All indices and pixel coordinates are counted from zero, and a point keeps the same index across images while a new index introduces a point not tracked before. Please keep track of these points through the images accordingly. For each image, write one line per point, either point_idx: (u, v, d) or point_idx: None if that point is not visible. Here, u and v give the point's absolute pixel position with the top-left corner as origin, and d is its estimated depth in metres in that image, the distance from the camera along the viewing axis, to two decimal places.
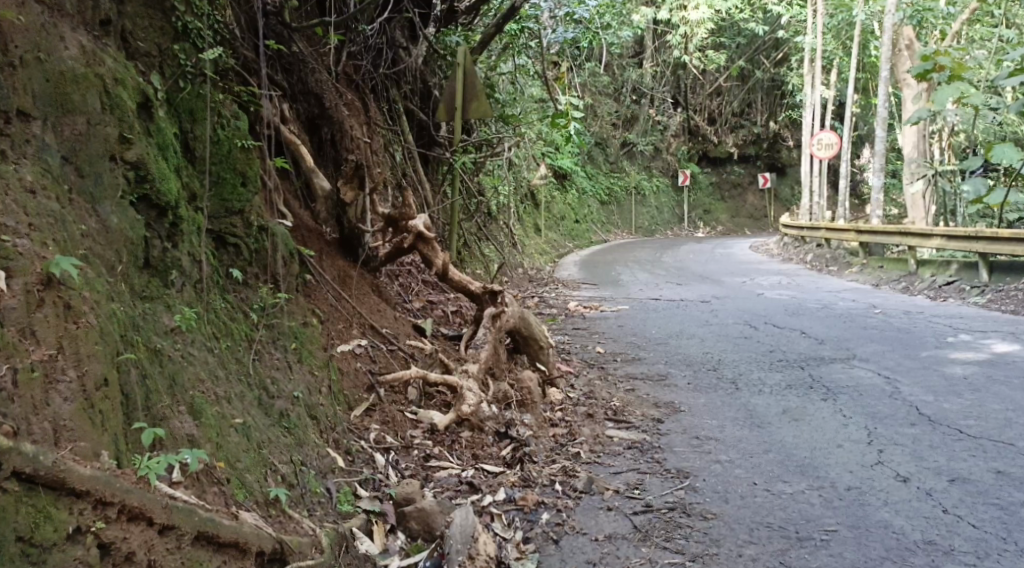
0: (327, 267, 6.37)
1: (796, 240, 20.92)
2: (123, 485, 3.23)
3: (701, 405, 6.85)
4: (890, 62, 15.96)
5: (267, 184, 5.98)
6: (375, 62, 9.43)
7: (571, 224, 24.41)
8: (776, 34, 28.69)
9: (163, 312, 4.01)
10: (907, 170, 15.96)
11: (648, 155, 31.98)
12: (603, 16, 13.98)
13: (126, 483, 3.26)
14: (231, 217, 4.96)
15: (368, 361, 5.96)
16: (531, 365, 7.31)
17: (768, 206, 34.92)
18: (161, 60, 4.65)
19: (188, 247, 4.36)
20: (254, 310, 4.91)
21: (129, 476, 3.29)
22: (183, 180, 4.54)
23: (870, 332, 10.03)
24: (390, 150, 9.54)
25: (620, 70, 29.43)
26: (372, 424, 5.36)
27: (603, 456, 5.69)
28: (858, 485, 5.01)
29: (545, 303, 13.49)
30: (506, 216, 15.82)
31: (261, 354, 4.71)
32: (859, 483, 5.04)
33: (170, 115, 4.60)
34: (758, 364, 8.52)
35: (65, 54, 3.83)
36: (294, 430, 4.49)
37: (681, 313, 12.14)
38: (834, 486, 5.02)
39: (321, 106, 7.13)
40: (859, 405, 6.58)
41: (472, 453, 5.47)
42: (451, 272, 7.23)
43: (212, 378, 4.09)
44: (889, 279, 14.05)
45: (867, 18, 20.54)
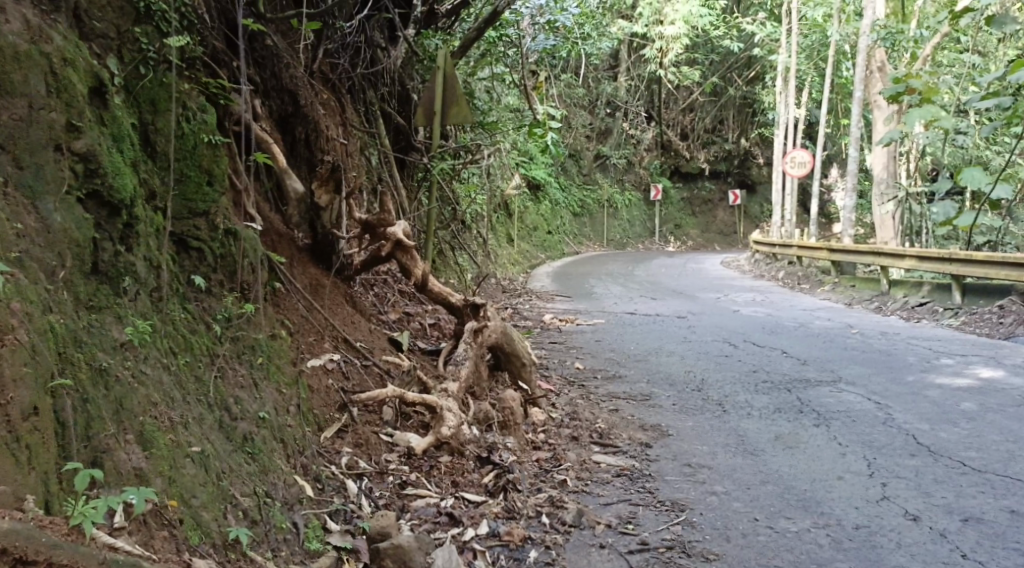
0: (297, 276, 5.95)
1: (768, 257, 20.65)
2: (50, 540, 2.81)
3: (688, 428, 6.48)
4: (863, 83, 15.79)
5: (235, 185, 5.55)
6: (353, 61, 9.01)
7: (544, 235, 24.04)
8: (751, 52, 28.52)
9: (113, 323, 3.59)
10: (876, 191, 15.71)
11: (622, 168, 31.75)
12: (582, 26, 13.62)
13: (54, 534, 2.87)
14: (195, 219, 4.54)
15: (340, 377, 5.54)
16: (513, 384, 6.92)
17: (738, 223, 34.78)
18: (119, 44, 4.26)
19: (145, 251, 3.93)
20: (216, 322, 4.48)
21: (59, 527, 2.90)
22: (141, 177, 4.11)
23: (851, 353, 9.72)
24: (365, 154, 9.09)
25: (595, 82, 29.05)
26: (344, 447, 4.96)
27: (591, 484, 5.31)
28: (867, 524, 4.66)
29: (519, 315, 13.09)
30: (479, 226, 15.41)
31: (224, 371, 4.27)
32: (867, 521, 4.69)
33: (127, 105, 4.19)
34: (743, 384, 8.17)
35: (5, 29, 3.48)
36: (257, 457, 4.06)
37: (659, 329, 11.78)
38: (840, 524, 4.67)
39: (296, 104, 6.69)
40: (853, 432, 6.23)
41: (451, 480, 5.07)
42: (430, 283, 6.81)
43: (168, 400, 3.66)
44: (861, 299, 13.80)
45: (843, 38, 20.31)
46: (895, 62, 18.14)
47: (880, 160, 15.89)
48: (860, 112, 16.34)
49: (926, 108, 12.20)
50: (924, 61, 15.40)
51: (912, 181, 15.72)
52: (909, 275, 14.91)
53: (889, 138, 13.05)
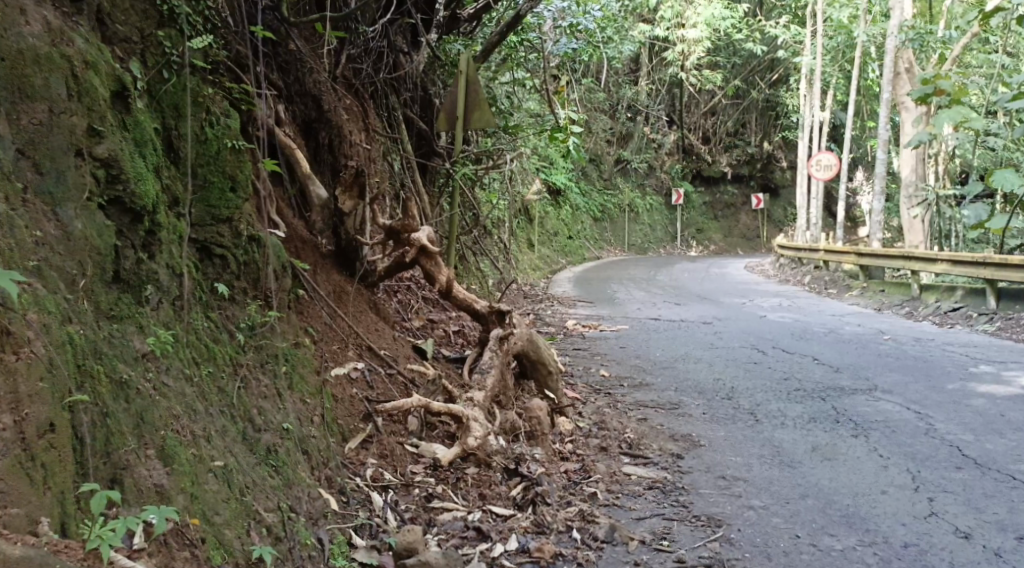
0: (320, 283, 5.87)
1: (793, 261, 20.42)
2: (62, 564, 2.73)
3: (721, 438, 6.33)
4: (891, 84, 15.62)
5: (259, 191, 5.48)
6: (376, 66, 8.92)
7: (564, 240, 23.90)
8: (775, 54, 28.25)
9: (135, 333, 3.50)
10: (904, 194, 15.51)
11: (642, 173, 31.57)
12: (604, 29, 13.49)
13: (69, 560, 2.79)
14: (219, 225, 4.46)
15: (365, 387, 5.44)
16: (539, 392, 6.80)
17: (761, 227, 34.50)
18: (142, 47, 4.16)
19: (167, 258, 3.83)
20: (239, 331, 4.40)
21: (74, 552, 2.83)
22: (164, 182, 4.02)
23: (886, 360, 9.52)
24: (387, 159, 9.00)
25: (615, 87, 28.71)
26: (368, 458, 4.86)
27: (622, 497, 5.20)
28: (917, 542, 4.51)
29: (541, 321, 12.94)
30: (500, 231, 15.29)
31: (248, 381, 4.18)
32: (916, 539, 4.53)
33: (150, 111, 4.10)
34: (775, 393, 7.98)
35: (26, 30, 3.38)
36: (282, 470, 3.95)
37: (684, 335, 11.61)
38: (888, 542, 4.52)
39: (319, 109, 6.60)
40: (894, 443, 6.07)
41: (479, 492, 4.96)
42: (455, 289, 6.70)
43: (191, 412, 3.56)
44: (891, 304, 13.59)
45: (870, 40, 20.08)
46: (922, 63, 17.88)
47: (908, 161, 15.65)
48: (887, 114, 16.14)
49: (955, 110, 11.97)
50: (953, 61, 15.19)
51: (941, 183, 15.50)
52: (939, 279, 14.68)
53: (918, 140, 12.84)
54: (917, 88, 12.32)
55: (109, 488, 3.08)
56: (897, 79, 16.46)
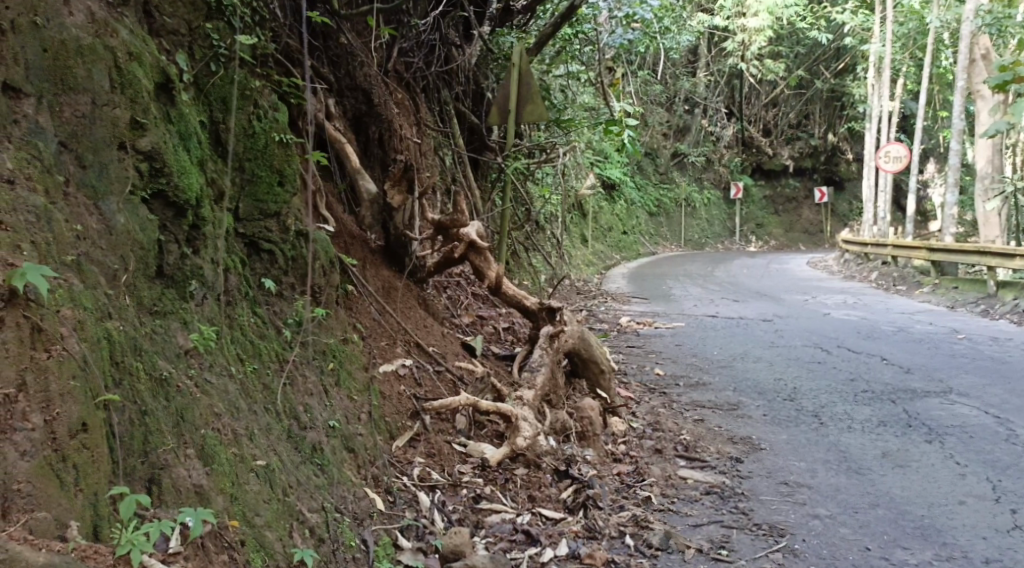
0: (369, 279, 5.82)
1: (858, 256, 19.98)
2: None
3: (783, 443, 6.25)
4: (966, 72, 15.27)
5: (308, 186, 5.44)
6: (428, 60, 8.86)
7: (619, 235, 23.69)
8: (840, 43, 27.65)
9: (178, 329, 3.47)
10: (979, 186, 15.12)
11: (699, 167, 31.18)
12: (662, 19, 13.27)
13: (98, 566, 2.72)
14: (266, 220, 4.41)
15: (413, 384, 5.38)
16: (591, 392, 6.68)
17: (824, 221, 33.88)
18: (190, 40, 4.12)
19: (211, 253, 3.79)
20: (285, 327, 4.35)
21: (104, 557, 2.76)
22: (210, 177, 3.98)
23: (960, 361, 9.25)
24: (438, 154, 8.94)
25: (673, 79, 28.41)
26: (415, 457, 4.79)
27: (677, 502, 5.24)
28: (997, 556, 4.58)
29: (595, 317, 12.80)
30: (554, 225, 15.17)
31: (295, 379, 4.12)
32: (997, 553, 4.61)
33: (198, 105, 4.07)
34: (840, 395, 7.76)
35: (69, 21, 3.34)
36: (327, 468, 3.90)
37: (743, 333, 11.39)
38: (967, 556, 4.60)
39: (369, 102, 6.54)
40: (971, 450, 6.04)
41: (528, 495, 4.87)
42: (504, 285, 6.60)
43: (234, 409, 3.52)
44: (965, 302, 13.23)
45: (942, 27, 19.53)
46: (999, 49, 17.43)
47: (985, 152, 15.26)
48: (962, 103, 15.76)
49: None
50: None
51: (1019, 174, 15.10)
52: (1016, 275, 14.27)
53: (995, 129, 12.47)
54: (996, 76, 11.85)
55: (147, 489, 3.03)
56: (973, 66, 16.09)
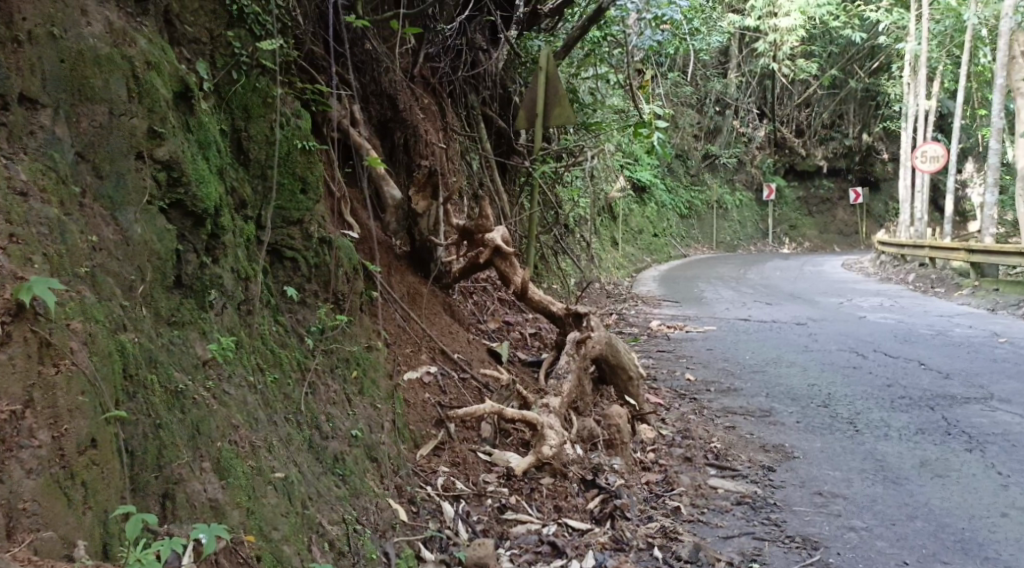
0: (394, 285, 5.79)
1: (895, 258, 19.70)
2: None
3: (817, 450, 6.15)
4: (1005, 69, 15.08)
5: (332, 193, 5.42)
6: (455, 64, 8.83)
7: (650, 238, 23.57)
8: (874, 42, 27.35)
9: (196, 338, 3.46)
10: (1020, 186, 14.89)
11: (731, 168, 30.95)
12: (692, 21, 13.16)
13: None
14: (289, 227, 4.39)
15: (438, 392, 5.33)
16: (619, 399, 6.60)
17: (860, 222, 33.51)
18: (211, 49, 4.11)
19: (231, 262, 3.78)
20: (309, 335, 4.32)
21: None
22: (231, 185, 3.96)
23: (1002, 366, 9.06)
24: (465, 159, 8.92)
25: (704, 81, 28.23)
26: (440, 466, 4.75)
27: (708, 513, 5.16)
28: None
29: (625, 321, 12.72)
30: (584, 228, 15.10)
31: (316, 387, 4.08)
32: None
33: (218, 113, 4.04)
34: (877, 401, 7.64)
35: (86, 31, 3.33)
36: (348, 480, 3.87)
37: (777, 336, 11.26)
38: None
39: (395, 108, 6.52)
40: (1014, 460, 5.93)
41: (554, 505, 4.81)
42: (531, 291, 6.54)
43: (252, 421, 3.49)
44: (1005, 304, 13.00)
45: (980, 24, 19.26)
46: None
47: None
48: (1001, 101, 15.52)
49: None
50: None
51: None
52: None
53: None
54: None
55: (161, 503, 3.01)
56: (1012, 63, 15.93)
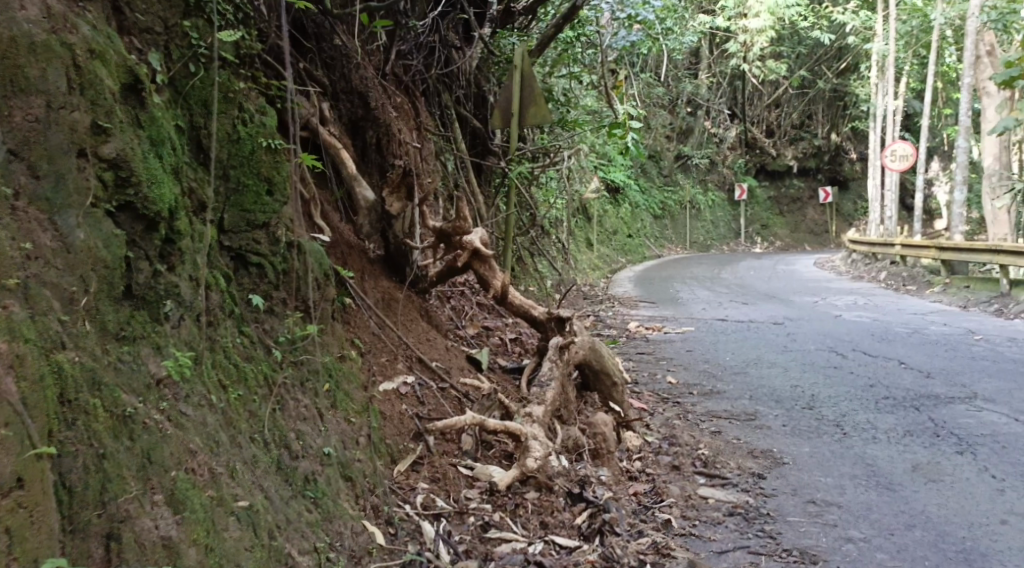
0: (368, 291, 5.54)
1: (867, 256, 19.64)
2: None
3: (806, 456, 5.93)
4: (974, 68, 15.17)
5: (302, 195, 5.16)
6: (427, 62, 8.58)
7: (624, 238, 23.37)
8: (842, 42, 27.41)
9: (149, 354, 3.19)
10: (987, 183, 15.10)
11: (704, 169, 30.88)
12: (664, 21, 13.00)
13: None
14: (254, 231, 4.12)
15: (415, 403, 5.05)
16: (603, 405, 6.37)
17: (829, 221, 33.69)
18: (166, 39, 3.79)
19: (190, 269, 3.50)
20: (277, 347, 4.08)
21: None
22: (188, 186, 3.68)
23: (982, 365, 8.92)
24: (440, 158, 8.67)
25: (675, 81, 28.08)
26: (419, 483, 4.49)
27: (700, 525, 4.92)
28: None
29: (603, 323, 12.48)
30: (558, 230, 14.85)
31: (284, 403, 3.80)
32: None
33: (173, 108, 3.75)
34: (861, 402, 7.46)
35: (20, 15, 3.05)
36: (321, 503, 3.60)
37: (755, 336, 11.08)
38: None
39: (366, 106, 6.23)
40: (1005, 462, 5.73)
41: (540, 521, 4.56)
42: (511, 295, 6.29)
43: (213, 445, 3.23)
44: (977, 301, 12.95)
45: (945, 24, 19.35)
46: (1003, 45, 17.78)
47: (990, 148, 15.92)
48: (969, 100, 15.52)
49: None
50: None
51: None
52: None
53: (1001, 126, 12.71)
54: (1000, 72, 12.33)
55: (105, 545, 2.72)
56: (978, 63, 16.37)
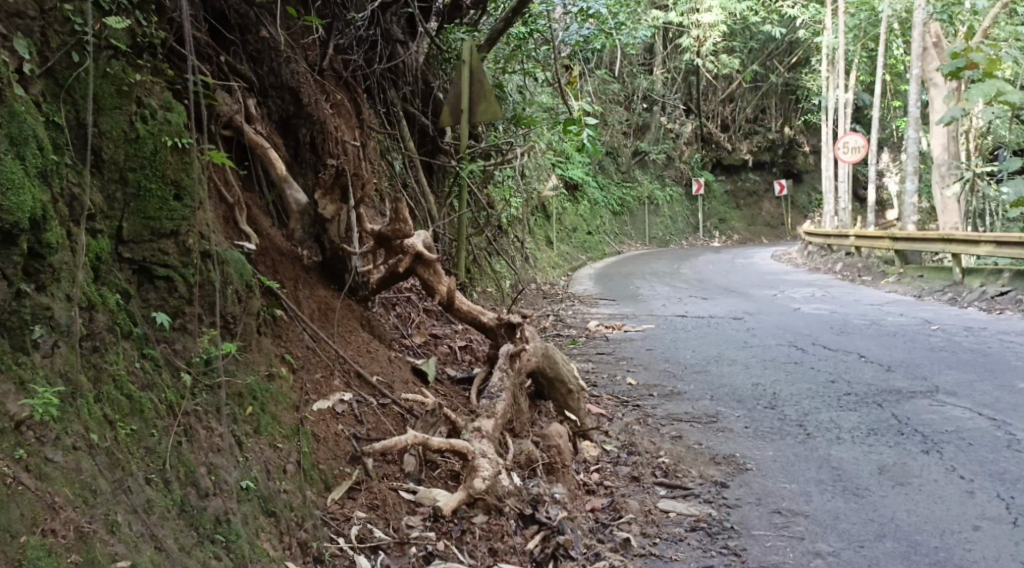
0: (301, 301, 5.10)
1: (822, 248, 19.50)
2: None
3: (770, 461, 5.58)
4: (921, 59, 15.07)
5: (224, 199, 4.72)
6: (369, 57, 8.13)
7: (584, 236, 23.06)
8: (793, 35, 27.35)
9: (10, 392, 2.88)
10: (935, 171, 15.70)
11: (661, 164, 30.61)
12: (615, 16, 12.66)
13: None
14: (158, 241, 3.70)
15: (353, 422, 4.62)
16: (559, 415, 6.00)
17: (785, 214, 34.00)
18: (43, 25, 3.39)
19: (64, 289, 3.16)
20: (189, 368, 3.65)
21: None
22: (66, 189, 3.27)
23: (940, 356, 8.67)
24: (385, 158, 8.26)
25: (630, 77, 27.78)
26: (356, 512, 4.08)
27: (661, 542, 4.55)
28: None
29: (562, 323, 12.12)
30: (516, 230, 14.47)
31: (192, 432, 3.46)
32: None
33: (52, 102, 3.34)
34: (823, 399, 7.15)
35: None
36: (232, 547, 3.28)
37: (715, 332, 10.79)
38: None
39: (297, 103, 5.78)
40: (973, 459, 5.39)
41: (489, 548, 4.18)
42: (458, 302, 5.92)
43: (86, 495, 2.89)
44: (931, 290, 12.81)
45: (892, 15, 19.24)
46: (951, 37, 17.92)
47: (938, 139, 15.81)
48: (918, 91, 15.36)
49: (989, 83, 11.95)
50: (982, 34, 15.16)
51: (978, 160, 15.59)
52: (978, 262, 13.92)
53: (951, 115, 12.99)
54: (949, 62, 12.45)
55: None
56: (925, 54, 16.28)
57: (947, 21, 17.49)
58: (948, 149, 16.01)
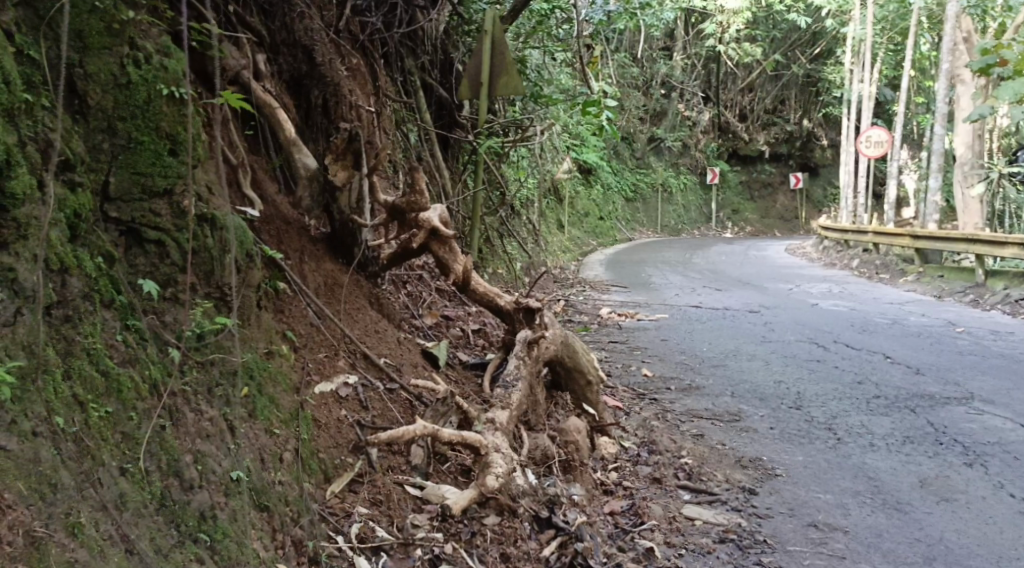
0: (307, 274, 4.72)
1: (838, 243, 19.04)
2: None
3: (801, 467, 5.20)
4: (951, 55, 14.56)
5: (227, 159, 4.33)
6: (389, 22, 7.69)
7: (595, 221, 22.66)
8: (818, 25, 26.74)
9: None
10: (957, 170, 15.28)
11: (676, 152, 30.30)
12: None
13: None
14: (149, 200, 3.35)
15: (357, 408, 4.25)
16: (576, 408, 5.63)
17: (800, 208, 33.39)
18: None
19: (29, 252, 2.85)
20: (178, 343, 3.29)
21: None
22: (37, 134, 2.98)
23: (970, 360, 8.25)
24: (400, 129, 7.87)
25: (650, 62, 27.26)
26: (357, 507, 3.71)
27: (686, 554, 4.20)
28: None
29: (574, 308, 11.73)
30: (530, 212, 14.04)
31: (177, 416, 3.14)
32: None
33: (27, 33, 3.04)
34: (851, 401, 6.77)
35: None
36: (217, 548, 3.00)
37: (731, 325, 10.40)
38: None
39: (311, 62, 5.28)
40: (1021, 476, 5.01)
41: (500, 553, 3.82)
42: (474, 283, 5.52)
43: (44, 491, 2.60)
44: (952, 290, 12.38)
45: (923, 9, 18.68)
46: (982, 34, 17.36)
47: (963, 136, 15.24)
48: (946, 85, 14.86)
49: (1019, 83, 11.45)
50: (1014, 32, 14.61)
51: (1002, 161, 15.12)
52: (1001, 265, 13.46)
53: (979, 113, 12.50)
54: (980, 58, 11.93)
55: None
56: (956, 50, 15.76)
57: (978, 14, 16.91)
58: (972, 148, 15.54)
